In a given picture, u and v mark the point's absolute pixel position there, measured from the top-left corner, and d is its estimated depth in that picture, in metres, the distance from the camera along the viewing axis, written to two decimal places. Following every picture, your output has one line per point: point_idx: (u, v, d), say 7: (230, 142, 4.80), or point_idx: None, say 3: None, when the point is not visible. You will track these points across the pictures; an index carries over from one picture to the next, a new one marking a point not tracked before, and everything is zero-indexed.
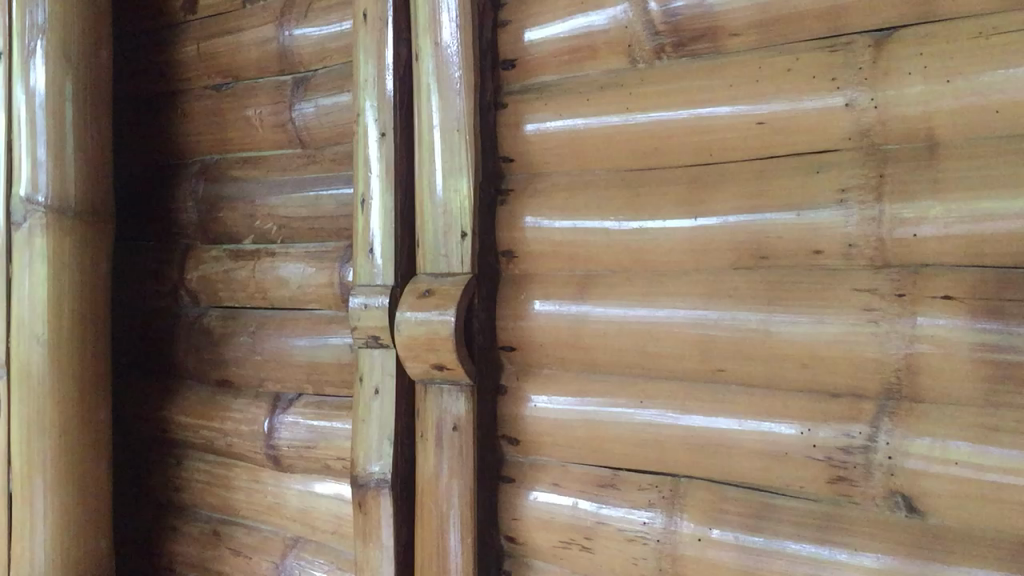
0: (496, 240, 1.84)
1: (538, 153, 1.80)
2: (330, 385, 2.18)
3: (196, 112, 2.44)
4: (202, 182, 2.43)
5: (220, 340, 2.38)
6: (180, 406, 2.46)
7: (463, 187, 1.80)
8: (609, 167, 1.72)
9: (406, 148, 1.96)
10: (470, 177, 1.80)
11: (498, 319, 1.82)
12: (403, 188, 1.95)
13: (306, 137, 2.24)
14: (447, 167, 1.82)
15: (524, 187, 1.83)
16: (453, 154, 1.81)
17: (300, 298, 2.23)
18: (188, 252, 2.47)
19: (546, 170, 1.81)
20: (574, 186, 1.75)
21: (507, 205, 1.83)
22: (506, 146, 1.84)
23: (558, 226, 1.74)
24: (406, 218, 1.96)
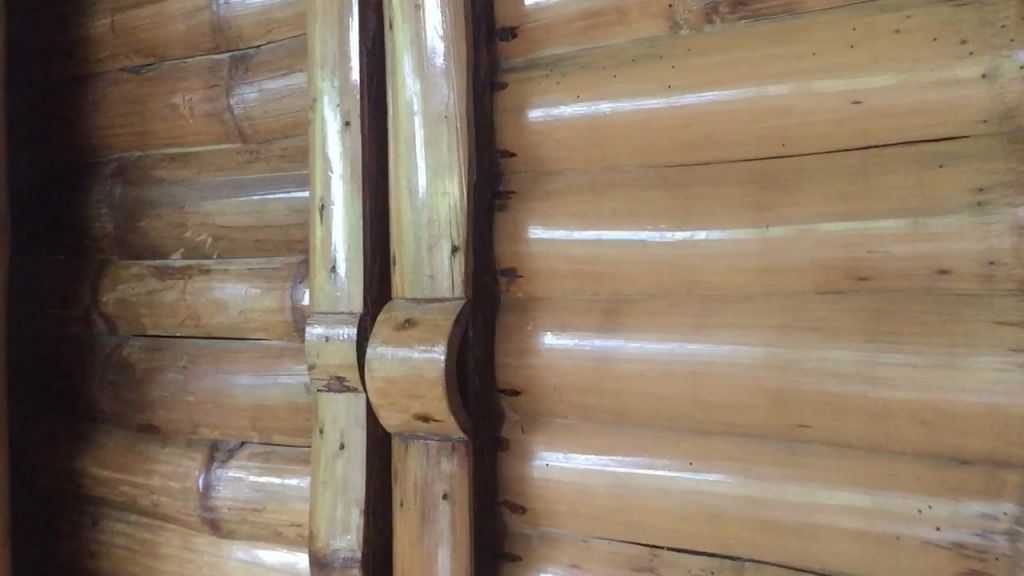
0: (494, 254, 1.46)
1: (547, 146, 1.42)
2: (279, 433, 1.78)
3: (112, 100, 2.02)
4: (119, 185, 2.01)
5: (144, 376, 1.97)
6: (96, 455, 2.04)
7: (452, 189, 1.42)
8: (641, 163, 1.35)
9: (376, 141, 1.58)
10: (462, 176, 1.42)
11: (498, 355, 1.44)
12: (372, 191, 1.57)
13: (247, 129, 1.82)
14: (431, 163, 1.44)
15: (529, 188, 1.45)
16: (439, 148, 1.43)
17: (242, 326, 1.82)
18: (104, 270, 2.05)
19: (557, 167, 1.44)
20: (595, 187, 1.38)
21: (508, 211, 1.45)
22: (505, 137, 1.46)
23: (578, 237, 1.37)
24: (376, 229, 1.58)
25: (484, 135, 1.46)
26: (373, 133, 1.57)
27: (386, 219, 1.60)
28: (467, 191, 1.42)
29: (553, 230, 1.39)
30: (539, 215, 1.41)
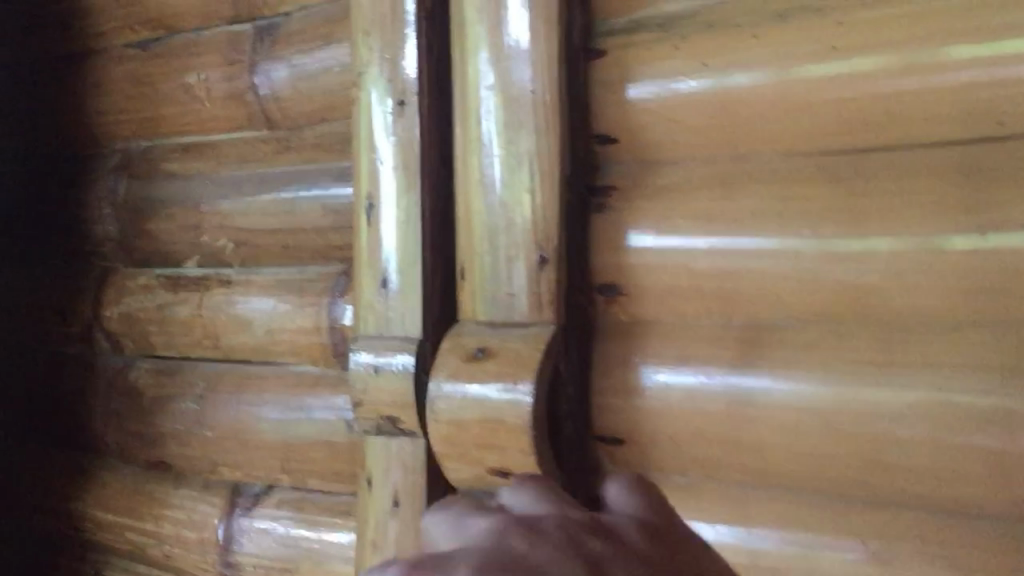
0: (590, 265, 1.16)
1: (662, 129, 1.12)
2: (314, 478, 1.49)
3: (117, 80, 1.73)
4: (123, 181, 1.71)
5: (153, 405, 1.69)
6: (98, 494, 1.76)
7: (538, 184, 1.12)
8: (790, 150, 1.05)
9: (438, 125, 1.28)
10: (552, 169, 1.12)
11: (596, 394, 1.14)
12: (434, 187, 1.27)
13: (275, 112, 1.52)
14: (510, 152, 1.14)
15: (634, 183, 1.14)
16: (522, 132, 1.13)
17: (270, 347, 1.53)
18: (106, 278, 1.77)
19: (672, 156, 1.13)
20: (726, 181, 1.07)
21: (607, 213, 1.15)
22: (604, 118, 1.16)
23: (705, 247, 1.07)
24: (439, 233, 1.28)
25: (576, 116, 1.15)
26: (435, 115, 1.27)
27: (449, 220, 1.31)
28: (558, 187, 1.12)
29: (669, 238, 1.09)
30: (650, 217, 1.11)
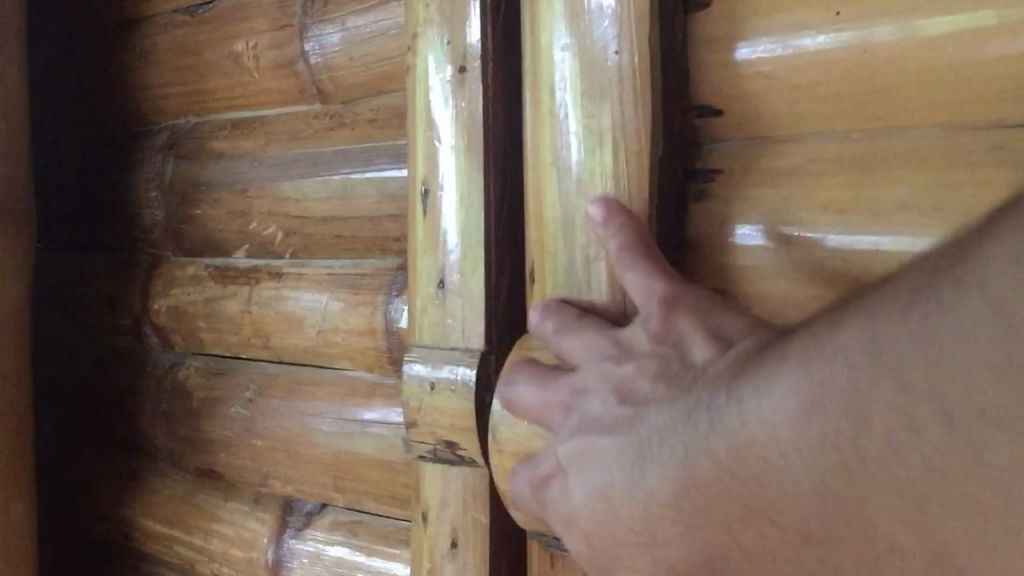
0: (688, 267, 0.94)
1: (781, 99, 0.90)
2: (370, 499, 1.31)
3: (164, 51, 1.57)
4: (170, 162, 1.56)
5: (202, 409, 1.53)
6: (147, 501, 1.62)
7: (626, 172, 0.91)
8: (950, 125, 0.81)
9: (506, 96, 1.07)
10: (642, 153, 0.90)
11: None
12: (500, 170, 1.07)
13: (327, 84, 1.34)
14: (590, 127, 0.93)
15: (744, 166, 0.92)
16: (605, 106, 0.92)
17: (323, 350, 1.36)
18: (155, 267, 1.62)
19: (793, 133, 0.91)
20: (866, 164, 0.85)
21: (709, 205, 0.93)
22: (707, 86, 0.94)
23: (836, 245, 0.84)
24: (507, 226, 1.08)
25: (671, 85, 0.94)
26: (502, 84, 1.06)
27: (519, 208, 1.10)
28: (649, 176, 0.90)
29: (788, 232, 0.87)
30: (766, 208, 0.89)
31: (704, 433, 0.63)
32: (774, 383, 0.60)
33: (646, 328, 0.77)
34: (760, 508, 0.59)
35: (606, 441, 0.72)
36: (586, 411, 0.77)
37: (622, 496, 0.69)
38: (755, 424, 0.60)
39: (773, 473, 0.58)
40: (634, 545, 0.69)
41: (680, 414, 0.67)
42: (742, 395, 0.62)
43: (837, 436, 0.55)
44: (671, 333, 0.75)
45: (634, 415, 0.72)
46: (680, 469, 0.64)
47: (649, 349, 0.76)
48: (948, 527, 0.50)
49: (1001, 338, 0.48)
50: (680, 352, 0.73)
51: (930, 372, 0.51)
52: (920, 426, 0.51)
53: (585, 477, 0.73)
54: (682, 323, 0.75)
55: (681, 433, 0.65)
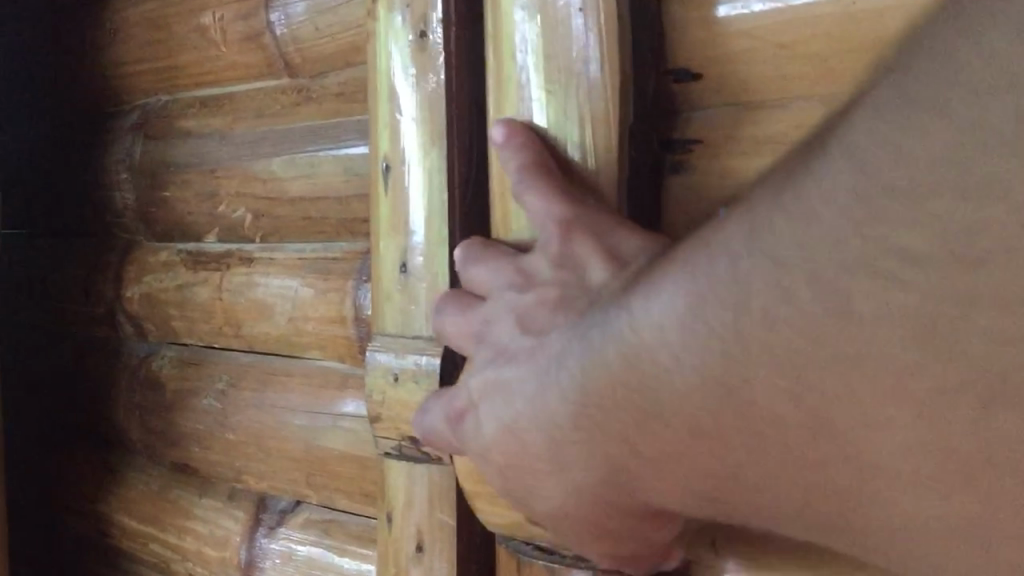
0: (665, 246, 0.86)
1: (766, 60, 0.81)
2: (342, 498, 1.24)
3: (133, 25, 1.49)
4: (139, 142, 1.49)
5: (175, 401, 1.47)
6: (123, 497, 1.56)
7: (594, 145, 0.83)
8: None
9: (472, 64, 0.99)
10: (609, 123, 0.82)
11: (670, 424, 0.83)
12: (465, 145, 0.99)
13: (294, 57, 1.26)
14: (554, 94, 0.84)
15: (726, 135, 0.84)
16: (571, 71, 0.83)
17: (294, 339, 1.29)
18: (128, 253, 1.55)
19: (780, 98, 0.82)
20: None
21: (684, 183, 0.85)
22: (686, 47, 0.85)
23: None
24: (473, 206, 1.00)
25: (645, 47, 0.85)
26: (468, 51, 0.98)
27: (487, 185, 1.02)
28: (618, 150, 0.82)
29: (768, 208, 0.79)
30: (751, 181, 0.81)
31: (597, 351, 0.55)
32: (663, 286, 0.51)
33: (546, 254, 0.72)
34: (655, 423, 0.52)
35: (512, 372, 0.64)
36: (489, 339, 0.71)
37: (526, 421, 0.61)
38: (646, 333, 0.52)
39: (666, 387, 0.51)
40: (540, 474, 0.62)
41: (578, 333, 0.59)
42: (630, 304, 0.54)
43: (733, 336, 0.48)
44: (570, 257, 0.70)
45: (536, 337, 0.65)
46: (576, 387, 0.57)
47: (548, 274, 0.70)
48: (850, 423, 0.45)
49: (919, 235, 0.40)
50: (577, 275, 0.69)
51: (833, 275, 0.43)
52: (822, 318, 0.44)
53: (489, 402, 0.66)
54: (581, 246, 0.70)
55: (580, 353, 0.57)
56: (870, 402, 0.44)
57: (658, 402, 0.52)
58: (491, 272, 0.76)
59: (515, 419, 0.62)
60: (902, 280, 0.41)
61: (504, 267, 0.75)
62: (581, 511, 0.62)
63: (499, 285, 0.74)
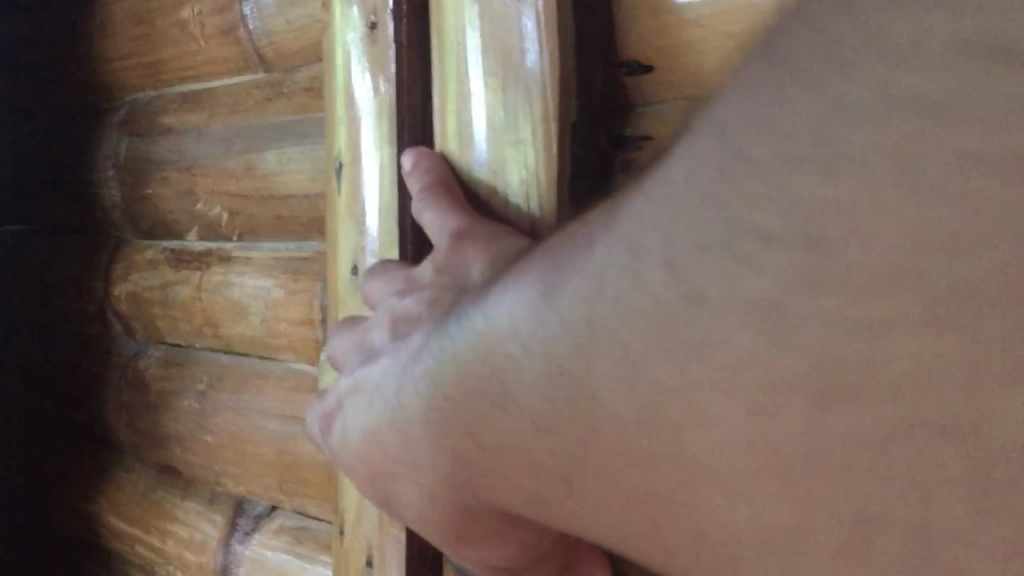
0: None
1: (721, 51, 0.75)
2: (313, 505, 1.21)
3: (119, 19, 1.47)
4: (125, 138, 1.47)
5: (158, 402, 1.44)
6: (112, 497, 1.54)
7: (533, 145, 0.77)
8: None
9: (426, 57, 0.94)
10: (548, 122, 0.75)
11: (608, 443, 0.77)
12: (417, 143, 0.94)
13: (268, 51, 1.23)
14: (493, 88, 0.78)
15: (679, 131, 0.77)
16: (509, 64, 0.77)
17: (267, 341, 1.25)
18: (118, 251, 1.54)
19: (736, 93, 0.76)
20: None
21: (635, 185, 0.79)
22: (639, 38, 0.80)
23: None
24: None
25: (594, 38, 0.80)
26: (421, 44, 0.93)
27: None
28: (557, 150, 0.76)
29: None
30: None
31: (455, 339, 0.54)
32: (518, 282, 0.50)
33: (433, 260, 0.70)
34: (501, 413, 0.50)
35: (381, 368, 0.64)
36: (368, 344, 0.70)
37: (383, 418, 0.61)
38: (499, 323, 0.50)
39: (515, 375, 0.49)
40: (399, 469, 0.60)
41: (436, 329, 0.59)
42: (490, 298, 0.53)
43: (591, 326, 0.45)
44: (454, 264, 0.68)
45: (407, 337, 0.64)
46: (432, 376, 0.56)
47: (430, 279, 0.69)
48: (685, 423, 0.43)
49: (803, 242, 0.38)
50: (457, 282, 0.67)
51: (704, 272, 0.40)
52: (660, 311, 0.42)
53: (359, 400, 0.65)
54: (467, 254, 0.68)
55: (434, 347, 0.56)
56: (703, 399, 0.42)
57: (508, 390, 0.49)
58: (384, 282, 0.75)
59: (376, 415, 0.62)
60: (740, 267, 0.39)
61: (395, 276, 0.75)
62: (437, 520, 0.60)
63: (389, 289, 0.73)
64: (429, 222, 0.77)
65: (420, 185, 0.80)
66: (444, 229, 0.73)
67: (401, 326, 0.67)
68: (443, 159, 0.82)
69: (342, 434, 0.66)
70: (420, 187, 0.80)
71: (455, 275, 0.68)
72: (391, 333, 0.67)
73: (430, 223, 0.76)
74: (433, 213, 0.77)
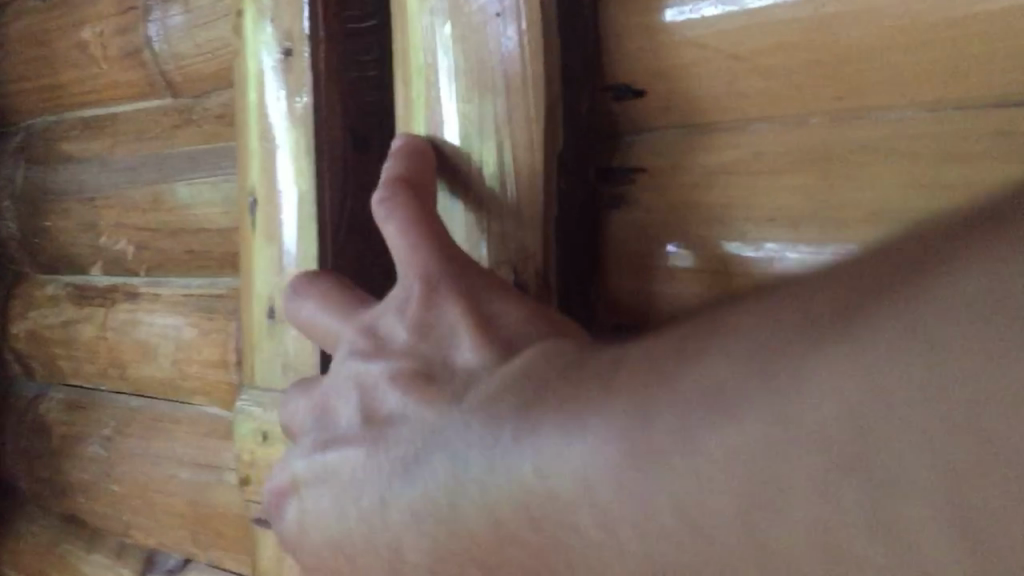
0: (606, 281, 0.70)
1: (711, 75, 0.64)
2: (229, 560, 1.13)
3: (14, 39, 1.38)
4: (23, 167, 1.39)
5: (62, 448, 1.35)
6: (13, 551, 1.44)
7: (517, 187, 0.68)
8: (946, 106, 0.55)
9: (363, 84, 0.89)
10: (531, 163, 0.66)
11: None
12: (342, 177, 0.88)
13: (175, 76, 1.15)
14: (467, 113, 0.70)
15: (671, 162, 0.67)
16: (485, 86, 0.69)
17: (177, 383, 1.18)
18: (15, 287, 1.44)
19: (728, 125, 0.65)
20: (834, 167, 0.59)
21: (626, 238, 0.69)
22: (616, 59, 0.69)
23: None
24: (350, 247, 0.89)
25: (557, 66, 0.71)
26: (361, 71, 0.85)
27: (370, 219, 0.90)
28: (540, 200, 0.66)
29: (729, 276, 0.63)
30: (709, 238, 0.64)
31: (503, 485, 0.42)
32: (587, 429, 0.39)
33: (403, 316, 0.58)
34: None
35: (364, 470, 0.53)
36: (331, 414, 0.59)
37: (378, 544, 0.50)
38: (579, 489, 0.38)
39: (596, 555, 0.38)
40: None
41: (450, 447, 0.47)
42: (540, 440, 0.41)
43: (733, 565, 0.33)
44: (433, 327, 0.56)
45: (394, 431, 0.52)
46: (447, 523, 0.46)
47: (404, 344, 0.56)
48: None
49: None
50: (441, 349, 0.55)
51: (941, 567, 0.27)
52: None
53: (324, 500, 0.56)
54: (448, 315, 0.56)
55: (460, 475, 0.45)
56: None
57: (554, 572, 0.40)
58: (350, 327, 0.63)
59: (367, 535, 0.51)
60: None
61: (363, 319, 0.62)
62: None
63: (354, 342, 0.61)
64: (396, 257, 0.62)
65: (383, 203, 0.63)
66: (415, 278, 0.59)
67: (370, 412, 0.55)
68: (417, 163, 0.67)
69: (300, 532, 0.58)
70: (381, 204, 0.63)
71: (435, 356, 0.54)
72: (358, 418, 0.56)
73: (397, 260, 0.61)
74: (400, 245, 0.61)
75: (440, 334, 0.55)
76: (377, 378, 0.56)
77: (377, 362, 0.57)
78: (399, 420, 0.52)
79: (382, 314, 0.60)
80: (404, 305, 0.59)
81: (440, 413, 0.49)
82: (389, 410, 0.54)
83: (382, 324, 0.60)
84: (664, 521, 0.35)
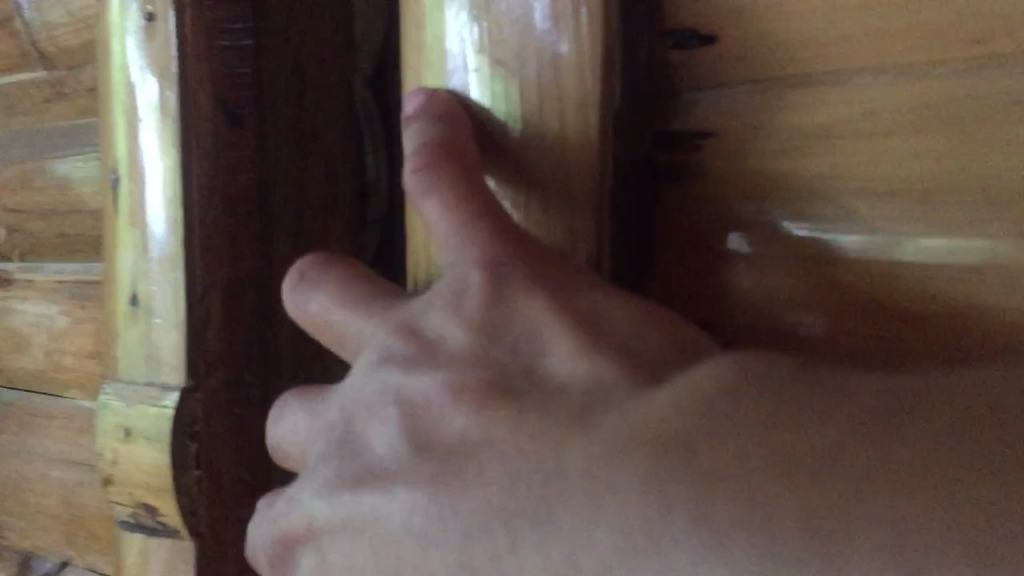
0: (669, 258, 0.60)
1: (806, 13, 0.53)
2: (106, 564, 1.06)
3: None
4: None
5: None
6: None
7: (554, 170, 0.55)
8: None
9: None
10: (583, 150, 0.54)
11: None
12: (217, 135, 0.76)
13: (46, 46, 1.07)
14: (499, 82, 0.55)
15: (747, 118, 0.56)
16: (525, 48, 0.54)
17: (51, 376, 1.10)
18: None
19: (829, 75, 0.53)
20: (963, 131, 0.49)
21: (700, 219, 0.58)
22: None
23: (980, 281, 0.49)
24: (217, 233, 0.77)
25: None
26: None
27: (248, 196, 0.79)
28: (593, 182, 0.54)
29: (835, 266, 0.53)
30: (811, 211, 0.54)
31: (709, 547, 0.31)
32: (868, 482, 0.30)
33: (466, 311, 0.47)
34: None
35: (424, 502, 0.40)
36: (355, 428, 0.47)
37: None
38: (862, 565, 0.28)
39: None
40: None
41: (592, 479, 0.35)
42: (775, 487, 0.31)
43: None
44: (512, 327, 0.46)
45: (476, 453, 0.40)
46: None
47: (470, 344, 0.46)
48: None
49: None
50: (527, 357, 0.44)
51: None
52: None
53: (359, 552, 0.43)
54: (533, 314, 0.46)
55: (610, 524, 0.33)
56: None
57: None
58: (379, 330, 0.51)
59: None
60: None
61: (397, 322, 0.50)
62: None
63: (391, 353, 0.48)
64: (449, 250, 0.50)
65: (427, 177, 0.51)
66: (472, 269, 0.48)
67: (422, 433, 0.43)
68: (453, 120, 0.53)
69: None
70: (422, 180, 0.51)
71: (532, 367, 0.44)
72: (412, 440, 0.43)
73: (449, 253, 0.50)
74: (458, 232, 0.50)
75: (534, 340, 0.45)
76: (431, 392, 0.45)
77: (441, 372, 0.45)
78: (478, 443, 0.41)
79: (437, 319, 0.48)
80: (465, 305, 0.47)
81: (551, 433, 0.38)
82: (460, 427, 0.42)
83: (439, 330, 0.48)
84: (829, 567, 0.28)
